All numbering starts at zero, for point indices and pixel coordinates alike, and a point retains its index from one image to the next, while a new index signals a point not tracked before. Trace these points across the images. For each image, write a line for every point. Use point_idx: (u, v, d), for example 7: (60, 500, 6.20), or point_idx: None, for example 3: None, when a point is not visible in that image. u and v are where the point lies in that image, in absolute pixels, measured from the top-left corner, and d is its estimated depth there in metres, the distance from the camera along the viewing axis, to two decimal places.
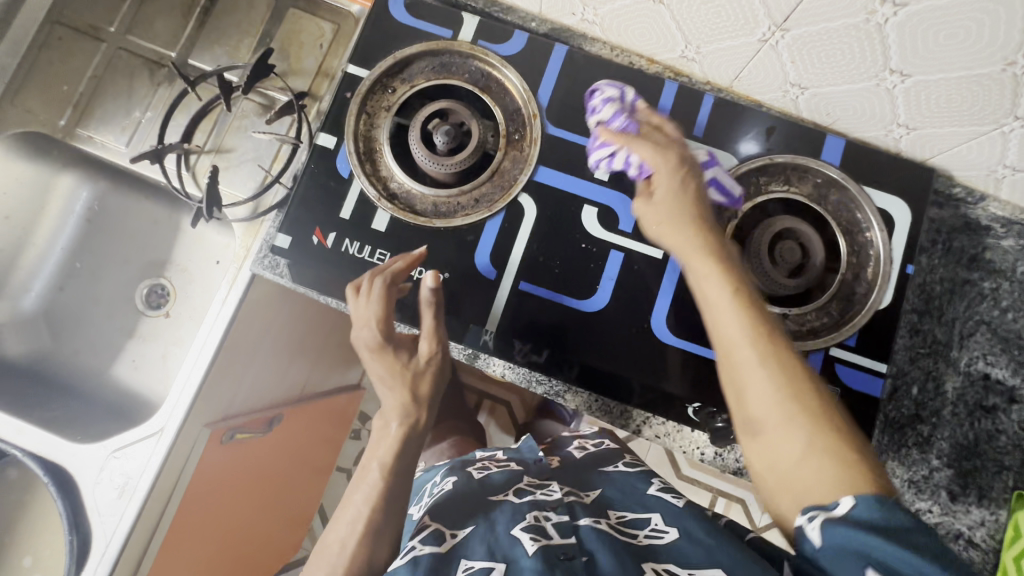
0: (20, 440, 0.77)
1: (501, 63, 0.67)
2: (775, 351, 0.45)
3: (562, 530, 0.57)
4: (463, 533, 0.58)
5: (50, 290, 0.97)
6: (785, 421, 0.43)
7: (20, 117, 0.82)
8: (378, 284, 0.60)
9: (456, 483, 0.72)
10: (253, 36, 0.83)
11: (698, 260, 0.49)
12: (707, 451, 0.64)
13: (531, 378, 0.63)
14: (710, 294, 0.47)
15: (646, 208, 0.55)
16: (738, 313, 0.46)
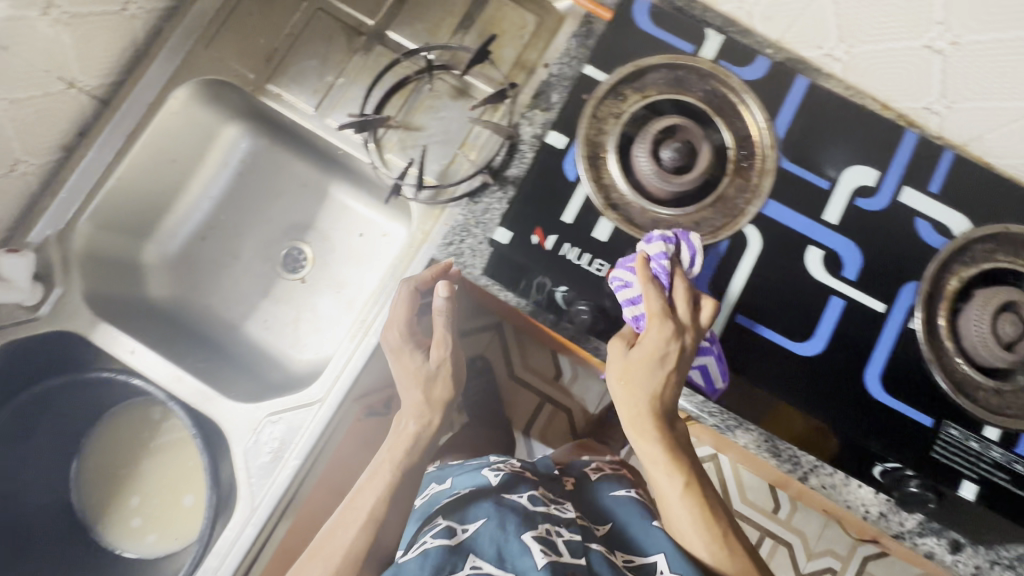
0: (176, 387, 0.76)
1: (742, 88, 0.65)
2: (721, 545, 0.58)
3: (572, 549, 0.60)
4: (474, 528, 0.62)
5: (192, 237, 0.95)
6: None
7: (214, 63, 0.81)
8: (409, 287, 0.70)
9: (468, 486, 0.71)
10: (456, 17, 0.82)
11: (654, 455, 0.58)
12: (872, 509, 0.63)
13: (705, 409, 0.63)
14: (668, 495, 0.59)
15: (614, 383, 0.59)
16: (689, 517, 0.59)
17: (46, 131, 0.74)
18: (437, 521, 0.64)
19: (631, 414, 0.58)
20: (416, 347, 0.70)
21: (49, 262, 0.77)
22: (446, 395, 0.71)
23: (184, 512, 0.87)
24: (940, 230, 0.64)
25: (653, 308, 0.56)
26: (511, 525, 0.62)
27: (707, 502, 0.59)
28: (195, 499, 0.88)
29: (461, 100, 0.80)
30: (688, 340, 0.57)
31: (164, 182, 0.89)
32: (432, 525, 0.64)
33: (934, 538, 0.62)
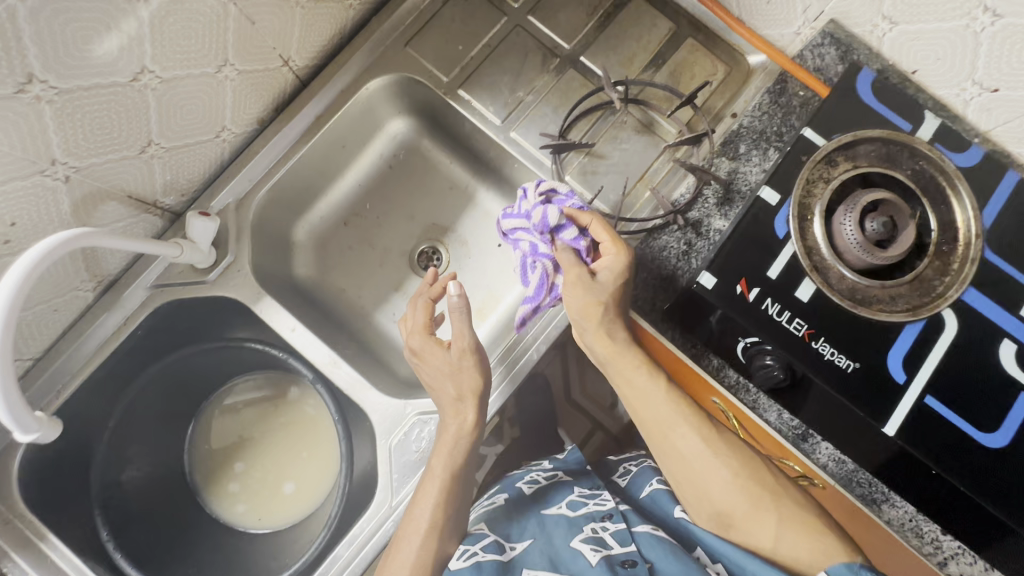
0: (331, 373, 0.76)
1: (955, 174, 0.67)
2: (720, 447, 0.69)
3: (620, 539, 0.68)
4: (522, 545, 0.70)
5: (341, 222, 0.96)
6: (745, 502, 0.67)
7: (410, 62, 0.83)
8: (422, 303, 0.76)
9: (507, 495, 0.79)
10: (649, 54, 0.84)
11: (644, 380, 0.71)
12: None
13: (855, 478, 0.67)
14: (667, 419, 0.70)
15: (608, 332, 0.71)
16: (694, 436, 0.69)
17: (252, 103, 0.75)
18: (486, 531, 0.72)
19: (624, 360, 0.72)
20: (438, 343, 0.73)
21: (225, 229, 0.78)
22: (476, 383, 0.71)
23: (285, 499, 0.85)
24: None
25: (604, 237, 0.71)
26: (557, 537, 0.71)
27: (693, 416, 0.70)
28: (295, 488, 0.85)
29: (644, 135, 0.81)
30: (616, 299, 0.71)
31: (329, 164, 0.90)
32: (479, 534, 0.71)
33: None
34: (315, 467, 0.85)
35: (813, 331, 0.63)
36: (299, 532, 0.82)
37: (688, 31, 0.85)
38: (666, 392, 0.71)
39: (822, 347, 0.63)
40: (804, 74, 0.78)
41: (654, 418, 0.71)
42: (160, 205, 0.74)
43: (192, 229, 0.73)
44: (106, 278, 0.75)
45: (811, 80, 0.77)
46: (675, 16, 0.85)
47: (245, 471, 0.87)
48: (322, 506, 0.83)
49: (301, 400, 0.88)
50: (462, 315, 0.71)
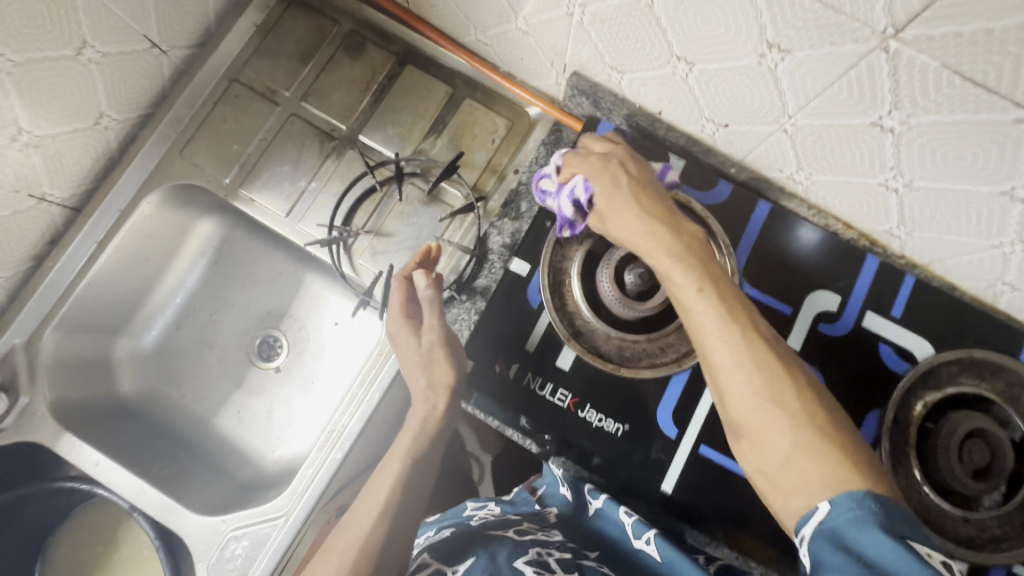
0: (140, 501, 0.75)
1: (705, 214, 0.66)
2: (756, 348, 0.46)
3: (565, 565, 0.57)
4: (463, 568, 0.56)
5: (166, 329, 0.93)
6: (768, 407, 0.45)
7: (186, 169, 0.81)
8: (396, 294, 0.66)
9: (453, 528, 0.67)
10: (427, 121, 0.83)
11: (667, 267, 0.50)
12: None
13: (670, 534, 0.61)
14: (709, 331, 0.47)
15: (634, 227, 0.54)
16: (703, 294, 0.48)
17: (12, 245, 0.73)
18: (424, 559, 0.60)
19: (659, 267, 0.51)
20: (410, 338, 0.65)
21: (14, 371, 0.76)
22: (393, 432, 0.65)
23: None
24: (901, 354, 0.64)
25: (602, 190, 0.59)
26: (502, 555, 0.57)
27: (742, 318, 0.47)
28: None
29: (432, 205, 0.81)
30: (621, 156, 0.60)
31: (138, 278, 0.89)
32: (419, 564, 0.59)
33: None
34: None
35: (578, 399, 0.62)
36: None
37: (464, 91, 0.84)
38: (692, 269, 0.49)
39: (589, 415, 0.62)
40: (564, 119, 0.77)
41: (656, 259, 0.51)
42: None
43: None
44: None
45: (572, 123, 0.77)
46: (449, 78, 0.84)
47: None
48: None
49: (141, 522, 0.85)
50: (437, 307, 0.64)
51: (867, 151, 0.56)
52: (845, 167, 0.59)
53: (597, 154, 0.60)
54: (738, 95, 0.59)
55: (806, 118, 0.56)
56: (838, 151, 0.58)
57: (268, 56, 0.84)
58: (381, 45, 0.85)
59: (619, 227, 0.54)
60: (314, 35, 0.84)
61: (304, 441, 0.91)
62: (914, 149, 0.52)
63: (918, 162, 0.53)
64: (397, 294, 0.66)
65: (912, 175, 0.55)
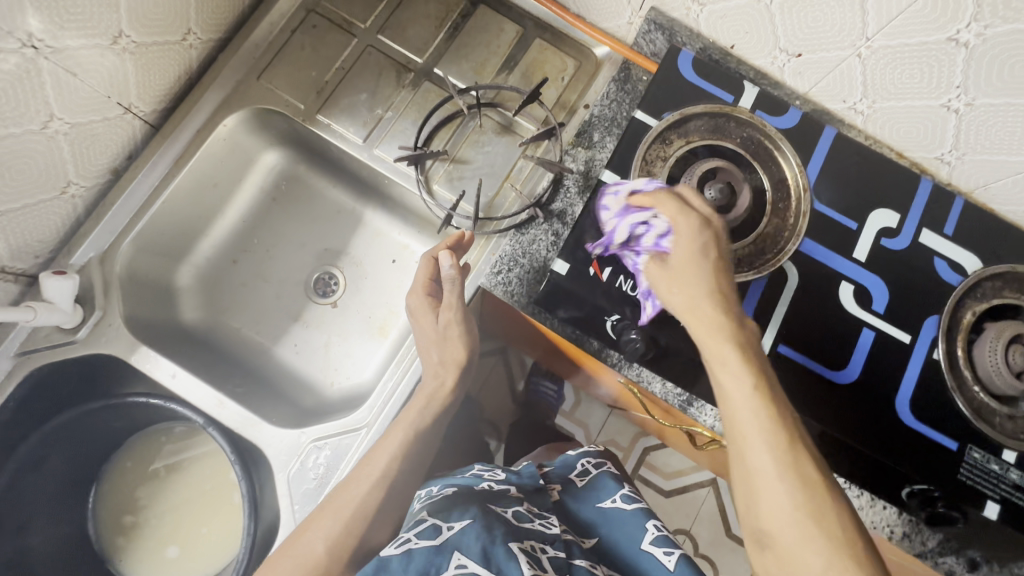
0: (220, 414, 0.76)
1: (777, 136, 0.71)
2: (793, 456, 0.51)
3: (556, 565, 0.63)
4: (461, 526, 0.62)
5: (225, 261, 0.94)
6: (790, 515, 0.49)
7: (264, 94, 0.83)
8: (424, 276, 0.77)
9: (456, 487, 0.72)
10: (500, 58, 0.87)
11: (724, 359, 0.56)
12: (896, 529, 0.66)
13: None
14: (751, 434, 0.52)
15: (702, 295, 0.60)
16: (755, 392, 0.53)
17: (97, 154, 0.73)
18: (426, 519, 0.65)
19: (715, 350, 0.57)
20: (430, 309, 0.77)
21: (89, 284, 0.76)
22: (456, 355, 0.76)
23: (199, 536, 0.86)
24: (954, 268, 0.70)
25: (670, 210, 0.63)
26: (499, 531, 0.63)
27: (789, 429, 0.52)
28: (179, 551, 0.86)
29: (505, 136, 0.84)
30: (717, 225, 0.63)
31: (204, 205, 0.89)
32: (418, 521, 0.65)
33: (955, 557, 0.65)
34: (216, 538, 0.86)
35: None
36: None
37: (535, 32, 0.88)
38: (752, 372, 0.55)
39: None
40: (641, 58, 0.79)
41: (718, 350, 0.57)
42: (12, 270, 0.71)
43: (49, 289, 0.71)
44: None
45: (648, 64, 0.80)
46: (520, 19, 0.88)
47: (149, 505, 0.88)
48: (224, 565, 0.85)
49: (200, 461, 0.89)
50: (455, 285, 0.74)
51: (936, 71, 0.62)
52: (911, 90, 0.65)
53: (696, 211, 0.63)
54: (818, 20, 0.64)
55: (882, 40, 0.62)
56: (907, 73, 0.64)
57: None
58: None
59: (679, 300, 0.60)
60: None
61: (362, 372, 0.93)
62: (985, 62, 0.58)
63: (985, 76, 0.59)
64: (425, 276, 0.77)
65: (976, 92, 0.61)
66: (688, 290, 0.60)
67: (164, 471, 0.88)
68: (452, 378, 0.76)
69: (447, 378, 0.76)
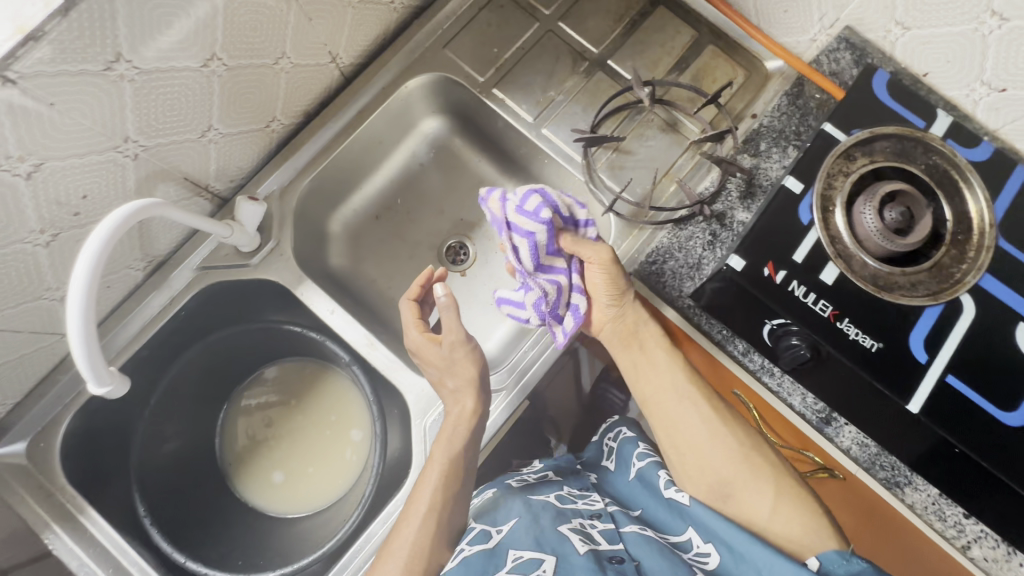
0: (370, 354, 0.80)
1: (967, 167, 0.71)
2: (727, 425, 0.72)
3: (608, 536, 0.69)
4: (507, 529, 0.70)
5: (372, 216, 0.99)
6: (746, 471, 0.69)
7: (447, 64, 0.88)
8: (411, 312, 0.77)
9: (494, 489, 0.79)
10: (672, 58, 0.89)
11: (644, 348, 0.77)
12: None
13: (878, 461, 0.69)
14: (692, 408, 0.73)
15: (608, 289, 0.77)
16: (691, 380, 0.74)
17: (301, 95, 0.79)
18: (473, 527, 0.73)
19: (642, 338, 0.77)
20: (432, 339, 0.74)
21: (269, 214, 0.82)
22: (471, 373, 0.72)
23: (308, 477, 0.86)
24: None
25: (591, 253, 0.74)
26: (546, 520, 0.70)
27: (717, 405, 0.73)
28: (284, 477, 0.87)
29: (669, 133, 0.86)
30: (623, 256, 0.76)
31: (366, 161, 0.95)
32: (468, 531, 0.72)
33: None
34: (323, 478, 0.86)
35: (839, 312, 0.68)
36: (314, 524, 0.83)
37: (709, 37, 0.89)
38: (677, 361, 0.75)
39: (846, 327, 0.68)
40: (818, 76, 0.81)
41: (638, 341, 0.77)
42: (212, 189, 0.78)
43: (242, 212, 0.76)
44: (157, 258, 0.77)
45: (826, 85, 0.81)
46: (697, 24, 0.90)
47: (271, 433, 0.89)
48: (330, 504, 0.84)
49: (324, 402, 0.90)
50: (451, 312, 0.72)
51: None
52: None
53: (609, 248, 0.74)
54: None
55: None
56: None
57: None
58: None
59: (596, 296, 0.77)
60: None
61: (483, 342, 0.96)
62: None
63: None
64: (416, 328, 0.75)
65: None
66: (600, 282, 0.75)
67: (288, 400, 0.90)
68: (471, 400, 0.72)
69: (466, 401, 0.72)
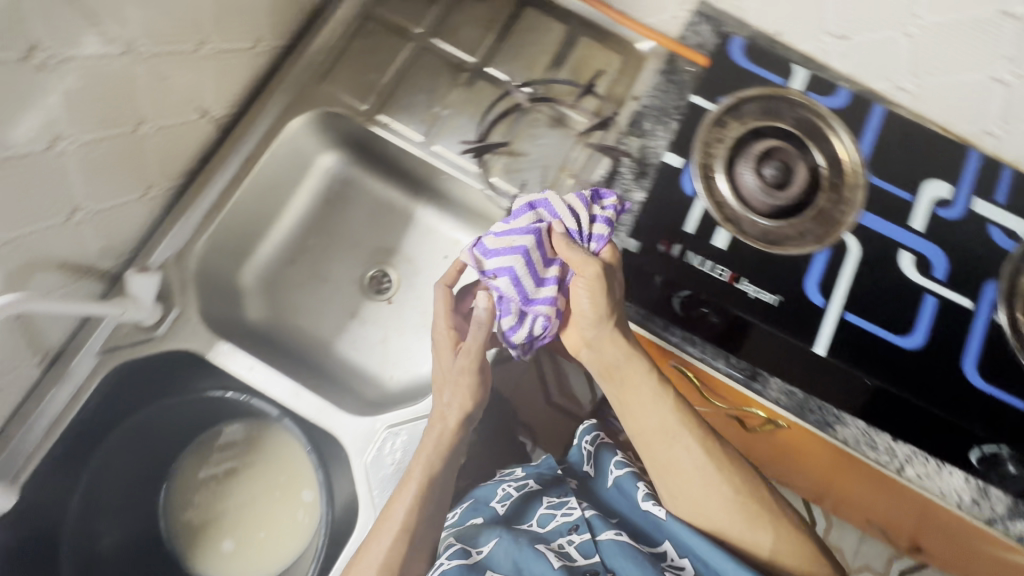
0: (296, 403, 0.78)
1: (828, 115, 0.74)
2: (720, 463, 0.71)
3: (585, 551, 0.69)
4: (488, 549, 0.69)
5: (284, 261, 0.97)
6: (744, 525, 0.69)
7: (327, 97, 0.87)
8: (444, 326, 0.72)
9: (479, 517, 0.77)
10: (549, 55, 0.90)
11: (635, 383, 0.71)
12: (964, 496, 0.67)
13: (806, 406, 0.68)
14: (688, 449, 0.71)
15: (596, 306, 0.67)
16: (683, 416, 0.71)
17: (175, 155, 0.77)
18: (454, 543, 0.71)
19: (632, 368, 0.70)
20: (453, 345, 0.72)
21: (167, 282, 0.79)
22: (472, 392, 0.71)
23: (261, 541, 0.83)
24: (1011, 235, 0.72)
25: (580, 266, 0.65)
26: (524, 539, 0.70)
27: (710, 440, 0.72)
28: (234, 544, 0.84)
29: (559, 128, 0.87)
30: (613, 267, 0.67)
31: (266, 208, 0.93)
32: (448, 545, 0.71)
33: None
34: (277, 538, 0.83)
35: (736, 274, 0.70)
36: None
37: (581, 29, 0.92)
38: (671, 399, 0.71)
39: (746, 287, 0.70)
40: (687, 51, 0.82)
41: (635, 378, 0.71)
42: (98, 269, 0.75)
43: (134, 286, 0.74)
44: (51, 350, 0.74)
45: (695, 57, 0.82)
46: (567, 18, 0.92)
47: (215, 502, 0.86)
48: (288, 562, 0.81)
49: (267, 461, 0.87)
50: (479, 329, 0.68)
51: (981, 44, 0.67)
52: (955, 65, 0.70)
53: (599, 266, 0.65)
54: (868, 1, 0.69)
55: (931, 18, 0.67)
56: (954, 47, 0.68)
57: None
58: None
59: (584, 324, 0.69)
60: None
61: (422, 365, 0.95)
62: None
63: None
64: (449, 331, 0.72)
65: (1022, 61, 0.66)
66: (585, 300, 0.66)
67: (226, 471, 0.87)
68: (456, 418, 0.70)
69: (451, 418, 0.71)
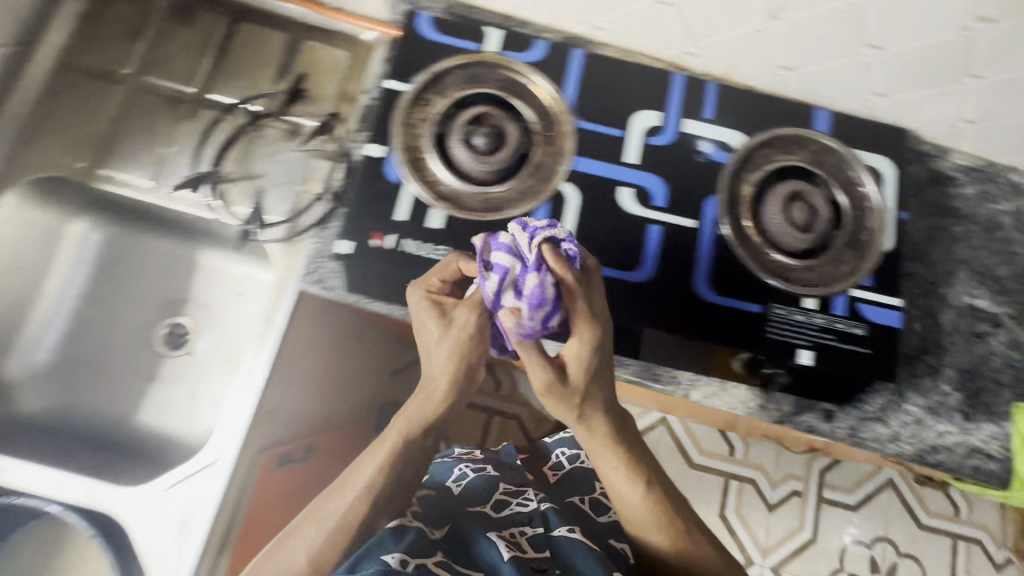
0: (63, 494, 0.74)
1: (527, 69, 0.74)
2: (663, 518, 0.65)
3: (536, 542, 0.63)
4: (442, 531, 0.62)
5: (63, 343, 0.92)
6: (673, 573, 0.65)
7: (39, 164, 0.81)
8: (421, 294, 0.66)
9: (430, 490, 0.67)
10: (273, 67, 0.87)
11: (601, 449, 0.64)
12: (750, 403, 0.71)
13: None
14: (632, 501, 0.64)
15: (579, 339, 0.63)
16: (635, 474, 0.64)
17: None
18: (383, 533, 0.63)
19: (598, 441, 0.63)
20: (444, 311, 0.65)
21: None
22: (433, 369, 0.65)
23: None
24: (722, 147, 0.74)
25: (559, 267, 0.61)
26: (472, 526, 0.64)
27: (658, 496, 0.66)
28: None
29: (295, 140, 0.84)
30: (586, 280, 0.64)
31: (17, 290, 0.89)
32: None
33: (810, 413, 0.72)
34: None
35: (456, 249, 0.67)
36: None
37: (302, 34, 0.88)
38: (635, 462, 0.65)
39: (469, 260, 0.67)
40: (369, 24, 0.86)
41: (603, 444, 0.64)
42: None
43: None
44: None
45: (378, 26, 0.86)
46: (286, 25, 0.88)
47: None
48: None
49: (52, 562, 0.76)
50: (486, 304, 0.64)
51: None
52: None
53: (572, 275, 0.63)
54: None
55: None
56: None
57: (98, 42, 0.85)
58: (212, 10, 0.88)
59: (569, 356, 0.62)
60: (139, 14, 0.87)
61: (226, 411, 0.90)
62: None
63: None
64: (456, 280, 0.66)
65: None
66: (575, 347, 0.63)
67: None
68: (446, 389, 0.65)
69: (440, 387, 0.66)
